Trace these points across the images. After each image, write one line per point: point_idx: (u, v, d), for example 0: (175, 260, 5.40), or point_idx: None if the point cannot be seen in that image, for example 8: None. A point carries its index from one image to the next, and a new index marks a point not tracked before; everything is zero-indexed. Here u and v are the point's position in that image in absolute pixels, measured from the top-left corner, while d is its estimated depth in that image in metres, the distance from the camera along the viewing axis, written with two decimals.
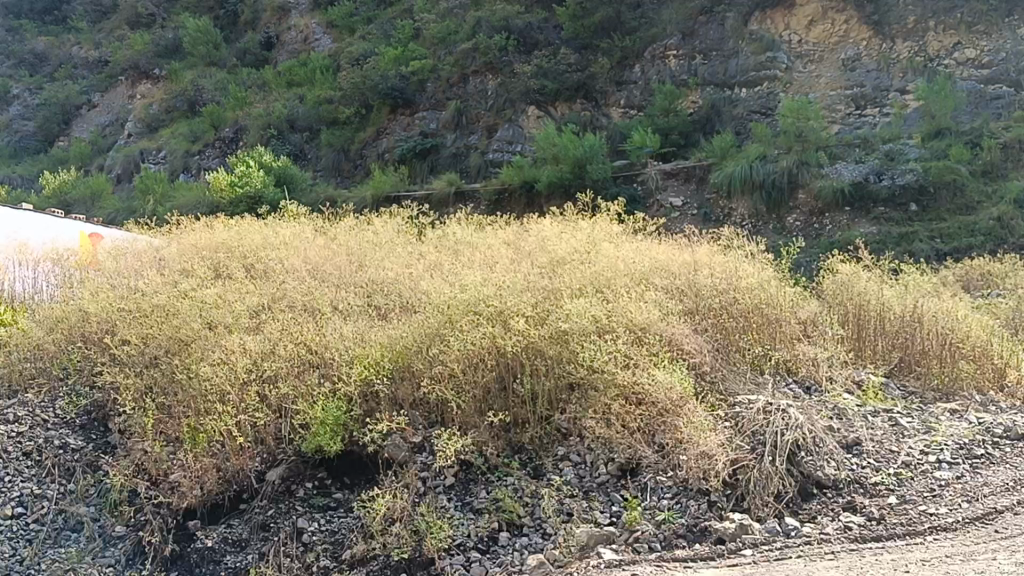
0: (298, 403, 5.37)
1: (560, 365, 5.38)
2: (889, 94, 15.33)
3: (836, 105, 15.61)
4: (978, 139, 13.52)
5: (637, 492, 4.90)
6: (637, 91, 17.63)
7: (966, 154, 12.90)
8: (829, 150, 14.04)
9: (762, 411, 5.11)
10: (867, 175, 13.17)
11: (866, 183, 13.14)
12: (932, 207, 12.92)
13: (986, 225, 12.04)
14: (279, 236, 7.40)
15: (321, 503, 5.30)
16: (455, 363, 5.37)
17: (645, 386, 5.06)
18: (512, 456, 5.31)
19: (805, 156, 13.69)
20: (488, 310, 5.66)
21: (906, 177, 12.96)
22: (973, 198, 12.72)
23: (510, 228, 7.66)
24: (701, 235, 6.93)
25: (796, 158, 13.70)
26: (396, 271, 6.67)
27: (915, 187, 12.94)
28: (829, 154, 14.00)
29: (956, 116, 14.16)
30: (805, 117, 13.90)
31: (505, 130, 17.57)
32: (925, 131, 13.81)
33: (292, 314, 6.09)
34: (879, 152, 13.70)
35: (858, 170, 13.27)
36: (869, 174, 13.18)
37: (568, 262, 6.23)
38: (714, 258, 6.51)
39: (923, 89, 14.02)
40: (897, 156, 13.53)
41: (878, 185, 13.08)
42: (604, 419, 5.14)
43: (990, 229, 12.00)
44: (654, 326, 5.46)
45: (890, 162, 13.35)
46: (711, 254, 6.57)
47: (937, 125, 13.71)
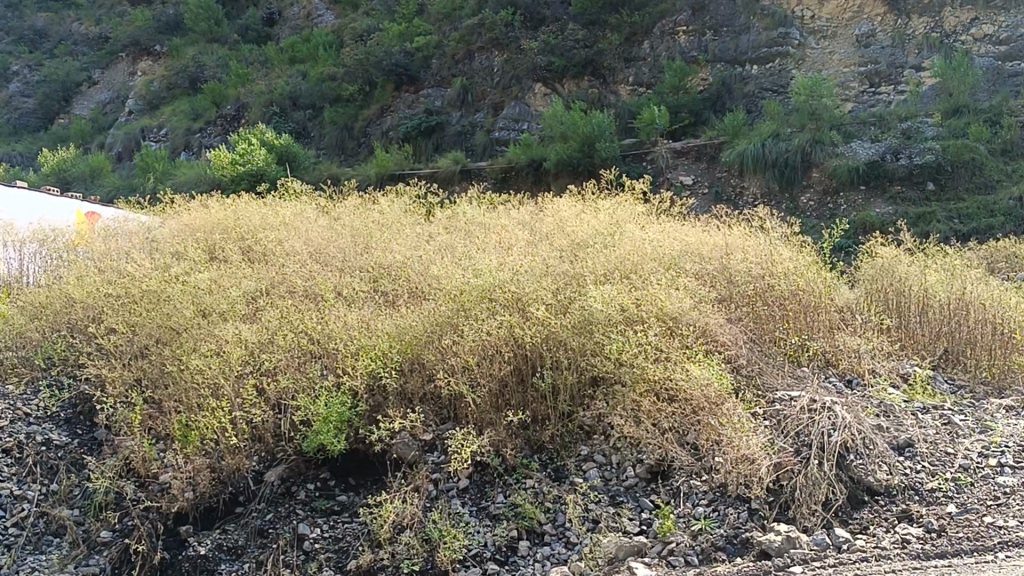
0: (299, 398, 4.96)
1: (583, 357, 4.95)
2: (903, 71, 14.80)
3: (852, 82, 15.10)
4: (998, 117, 13.02)
5: (669, 497, 4.50)
6: (647, 68, 17.05)
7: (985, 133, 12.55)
8: (843, 129, 13.60)
9: (807, 409, 4.67)
10: (884, 154, 12.66)
11: (883, 163, 12.58)
12: (949, 185, 12.30)
13: (1005, 206, 11.54)
14: (279, 216, 6.93)
15: (324, 507, 4.88)
16: (469, 354, 4.94)
17: (679, 381, 4.64)
18: (531, 457, 4.90)
19: (819, 134, 13.20)
20: (504, 297, 5.22)
21: (925, 156, 12.46)
22: (993, 177, 12.19)
23: (525, 208, 7.21)
24: (730, 215, 6.45)
25: (809, 137, 13.19)
26: (404, 254, 6.22)
27: (932, 166, 12.35)
28: (843, 132, 13.55)
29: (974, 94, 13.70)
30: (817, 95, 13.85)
31: (513, 108, 17.09)
32: (943, 109, 13.37)
33: (292, 301, 5.65)
34: (897, 131, 13.24)
35: (874, 150, 12.72)
36: (886, 153, 12.66)
37: (589, 245, 5.77)
38: (747, 241, 6.04)
39: (941, 66, 13.87)
40: (916, 134, 13.06)
41: (896, 164, 12.53)
42: (633, 417, 4.71)
43: (1009, 210, 11.50)
44: (687, 316, 5.01)
45: (908, 140, 12.92)
46: (742, 236, 6.11)
47: (955, 103, 13.31)
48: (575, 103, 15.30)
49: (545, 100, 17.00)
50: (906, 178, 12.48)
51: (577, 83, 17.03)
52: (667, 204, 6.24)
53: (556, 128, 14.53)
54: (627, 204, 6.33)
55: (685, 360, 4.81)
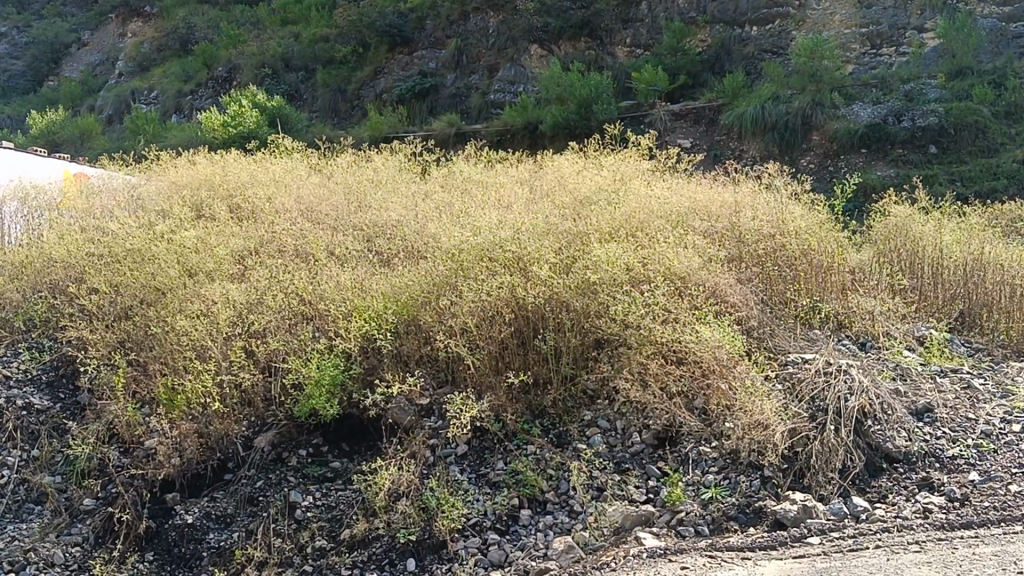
0: (290, 360, 4.75)
1: (588, 319, 4.72)
2: (906, 34, 14.40)
3: (853, 43, 14.77)
4: (1001, 79, 12.74)
5: (677, 464, 4.31)
6: (645, 28, 16.54)
7: (988, 96, 12.30)
8: (844, 92, 13.33)
9: (821, 373, 4.47)
10: (886, 117, 12.39)
11: (885, 125, 12.31)
12: (952, 146, 12.06)
13: (1009, 168, 11.29)
14: (268, 172, 6.64)
15: (316, 474, 4.67)
16: (468, 316, 4.71)
17: (689, 344, 4.39)
18: (533, 422, 4.68)
19: (821, 97, 12.91)
20: (504, 256, 4.97)
21: (928, 118, 12.18)
22: (996, 139, 11.93)
23: (524, 166, 6.96)
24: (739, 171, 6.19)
25: (810, 99, 12.92)
26: (399, 212, 5.97)
27: (935, 128, 12.10)
28: (844, 94, 13.31)
29: (978, 56, 13.42)
30: (819, 56, 13.34)
31: (508, 69, 16.75)
32: (947, 70, 13.10)
33: (282, 261, 5.39)
34: (899, 93, 12.91)
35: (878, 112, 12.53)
36: (889, 116, 12.38)
37: (593, 203, 5.51)
38: (757, 199, 5.74)
39: (945, 26, 13.41)
40: (918, 96, 12.77)
41: (898, 127, 12.24)
42: (639, 381, 4.50)
43: (1013, 172, 11.24)
44: (696, 276, 4.73)
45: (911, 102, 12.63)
46: (752, 191, 5.84)
47: (957, 64, 13.09)
48: (572, 63, 14.99)
49: (542, 61, 16.67)
50: (908, 141, 12.21)
51: (574, 44, 16.66)
52: (672, 161, 5.97)
53: (553, 89, 14.22)
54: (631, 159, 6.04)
55: (694, 321, 4.56)
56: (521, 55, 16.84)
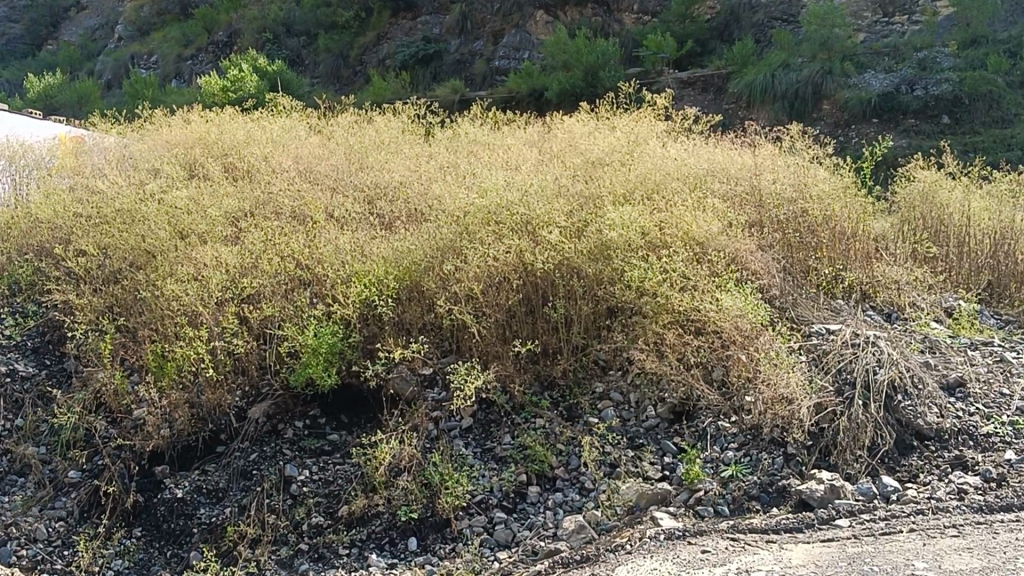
0: (285, 328, 4.50)
1: (600, 286, 4.47)
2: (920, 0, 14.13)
3: (864, 11, 14.39)
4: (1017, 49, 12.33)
5: (695, 440, 4.07)
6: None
7: (1004, 65, 11.88)
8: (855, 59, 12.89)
9: (848, 345, 4.22)
10: (898, 85, 11.93)
11: (898, 94, 11.83)
12: (965, 119, 11.63)
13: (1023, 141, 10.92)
14: (264, 130, 6.34)
15: (313, 447, 4.43)
16: (473, 282, 4.46)
17: (709, 313, 4.14)
18: (541, 395, 4.44)
19: (831, 65, 12.49)
20: (512, 220, 4.71)
21: (941, 87, 11.76)
22: (1010, 111, 11.55)
23: (532, 128, 6.66)
24: (759, 133, 5.89)
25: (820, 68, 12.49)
26: (402, 174, 5.69)
27: (949, 98, 11.65)
28: (855, 62, 12.86)
29: (991, 25, 12.93)
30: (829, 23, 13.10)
31: (513, 36, 16.34)
32: (961, 39, 12.71)
33: (278, 223, 5.12)
34: (911, 60, 12.51)
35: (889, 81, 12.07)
36: (901, 84, 11.94)
37: (606, 165, 5.23)
38: (778, 160, 5.42)
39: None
40: (931, 65, 12.38)
41: (910, 96, 11.77)
42: (655, 350, 4.25)
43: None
44: (716, 241, 4.47)
45: (923, 71, 12.23)
46: (773, 152, 5.52)
47: (974, 33, 12.65)
48: (579, 28, 14.63)
49: (547, 28, 16.31)
50: (920, 110, 11.76)
51: (579, 10, 16.20)
52: (689, 122, 5.66)
53: (559, 56, 13.89)
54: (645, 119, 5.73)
55: (714, 289, 4.30)
56: (526, 22, 16.48)
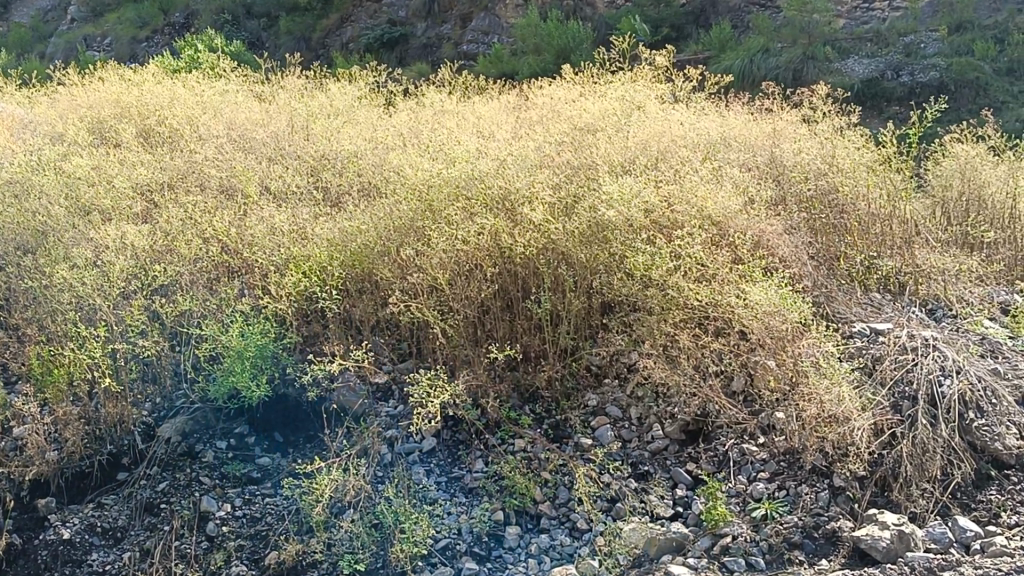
0: (205, 328, 3.64)
1: (595, 274, 3.63)
2: None
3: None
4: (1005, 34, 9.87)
5: (714, 468, 3.28)
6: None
7: (993, 50, 9.47)
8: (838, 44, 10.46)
9: (903, 348, 3.39)
10: (882, 70, 9.70)
11: (881, 80, 9.62)
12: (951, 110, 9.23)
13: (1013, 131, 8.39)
14: (192, 90, 5.35)
15: (238, 474, 3.57)
16: (438, 270, 3.61)
17: (733, 309, 3.30)
18: (522, 410, 3.61)
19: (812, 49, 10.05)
20: (485, 195, 3.87)
21: (929, 73, 9.45)
22: (998, 97, 9.03)
23: (508, 96, 5.74)
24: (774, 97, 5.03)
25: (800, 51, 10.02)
26: (353, 142, 4.78)
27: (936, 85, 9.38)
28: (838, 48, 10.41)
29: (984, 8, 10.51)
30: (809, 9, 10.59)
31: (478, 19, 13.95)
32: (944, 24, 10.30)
33: (202, 196, 4.20)
34: (896, 46, 10.16)
35: (873, 66, 9.79)
36: (885, 69, 9.71)
37: (597, 130, 4.34)
38: (801, 128, 4.56)
39: None
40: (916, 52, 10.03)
41: (895, 82, 9.55)
42: (663, 355, 3.45)
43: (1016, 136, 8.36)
44: (737, 222, 3.62)
45: (909, 57, 9.92)
46: (790, 118, 4.64)
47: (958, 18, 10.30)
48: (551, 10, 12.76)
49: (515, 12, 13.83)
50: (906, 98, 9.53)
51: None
52: (694, 86, 4.75)
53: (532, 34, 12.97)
54: (641, 78, 4.82)
55: (738, 278, 3.45)
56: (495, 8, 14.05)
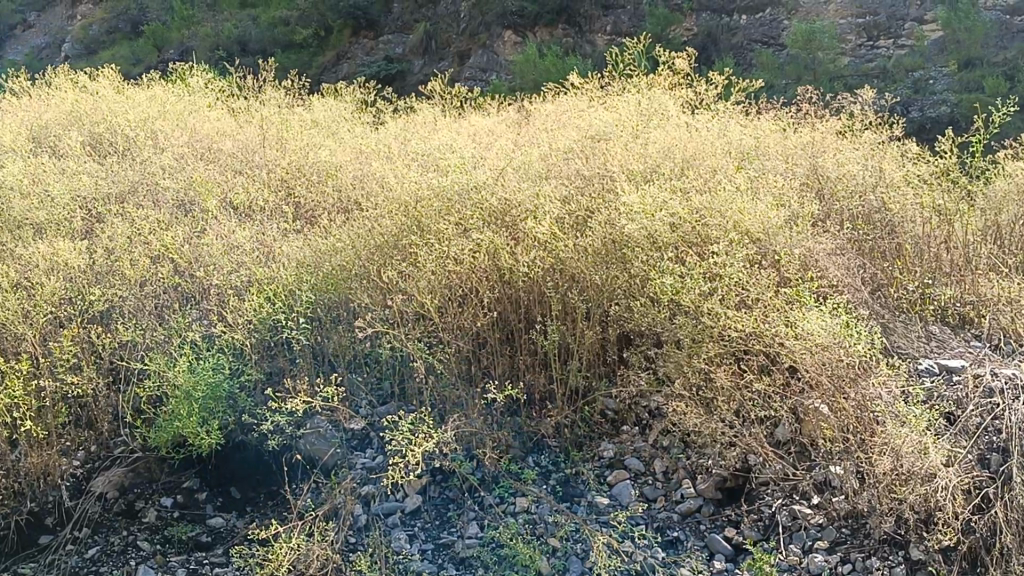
0: (149, 363, 3.06)
1: (611, 300, 3.06)
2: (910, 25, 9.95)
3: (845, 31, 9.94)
4: (1017, 70, 8.46)
5: (760, 535, 2.70)
6: (627, 15, 10.80)
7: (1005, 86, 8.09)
8: (844, 81, 9.22)
9: (988, 391, 2.77)
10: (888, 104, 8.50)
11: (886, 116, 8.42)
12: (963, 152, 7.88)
13: None
14: (155, 98, 4.78)
15: (183, 539, 2.97)
16: (425, 295, 3.04)
17: (779, 341, 2.72)
18: (524, 462, 3.03)
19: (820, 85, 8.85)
20: (482, 209, 3.31)
21: (938, 109, 8.22)
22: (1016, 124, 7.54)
23: (508, 111, 5.14)
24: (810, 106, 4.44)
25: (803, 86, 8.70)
26: (334, 156, 4.21)
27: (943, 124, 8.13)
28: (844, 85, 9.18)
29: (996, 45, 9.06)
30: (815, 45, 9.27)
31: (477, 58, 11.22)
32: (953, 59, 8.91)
33: (153, 208, 3.63)
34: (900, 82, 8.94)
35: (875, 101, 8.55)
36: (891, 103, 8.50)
37: (611, 138, 3.76)
38: (844, 139, 3.96)
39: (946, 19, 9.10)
40: (921, 87, 8.78)
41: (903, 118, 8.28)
42: (695, 397, 2.88)
43: None
44: (781, 238, 3.04)
45: (916, 94, 8.70)
46: (832, 126, 4.05)
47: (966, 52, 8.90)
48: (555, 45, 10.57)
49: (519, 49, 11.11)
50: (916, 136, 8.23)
51: (551, 33, 11.00)
52: (719, 92, 4.17)
53: None
54: (660, 84, 4.23)
55: (785, 304, 2.88)
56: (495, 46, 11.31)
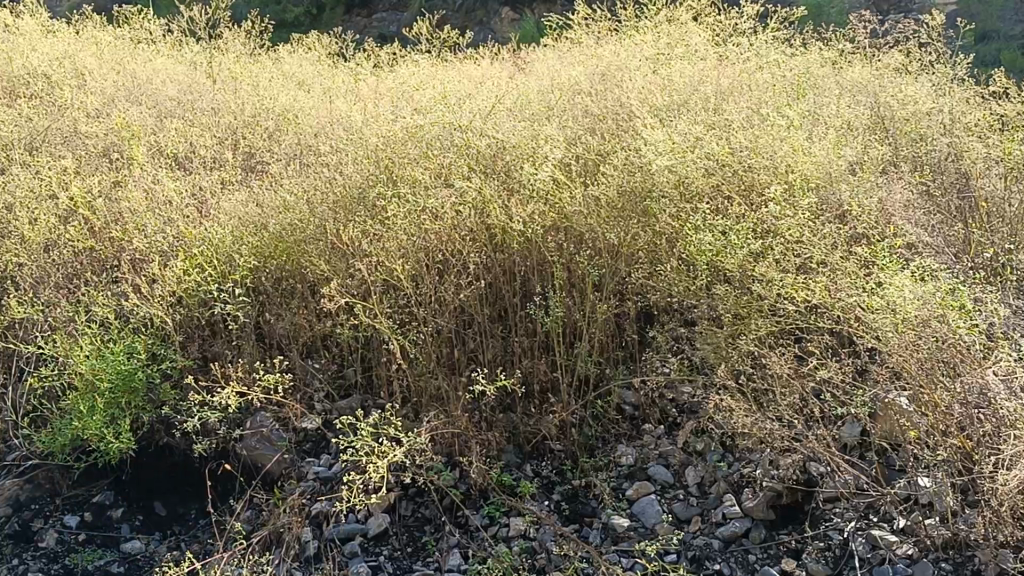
0: (46, 348, 2.40)
1: (631, 266, 2.40)
2: None
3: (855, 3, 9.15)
4: None
5: (830, 569, 2.06)
6: None
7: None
8: None
9: None
10: None
11: None
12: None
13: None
14: (93, 40, 4.10)
15: (88, 568, 2.31)
16: (393, 258, 2.38)
17: (854, 316, 2.05)
18: (521, 472, 2.39)
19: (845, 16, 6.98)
20: (468, 152, 2.64)
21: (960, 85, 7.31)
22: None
23: (501, 55, 4.43)
24: (860, 40, 3.73)
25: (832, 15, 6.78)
26: (295, 102, 3.54)
27: None
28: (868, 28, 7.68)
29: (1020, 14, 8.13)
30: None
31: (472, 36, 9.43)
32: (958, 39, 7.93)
33: (67, 156, 2.96)
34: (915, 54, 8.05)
35: None
36: None
37: (628, 70, 3.08)
38: (907, 71, 3.28)
39: None
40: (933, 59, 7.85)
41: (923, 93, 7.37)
42: (741, 389, 2.23)
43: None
44: (848, 183, 2.37)
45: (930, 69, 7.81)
46: (891, 59, 3.36)
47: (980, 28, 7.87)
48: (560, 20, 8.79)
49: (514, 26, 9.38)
50: None
51: (550, 9, 9.62)
52: (755, 23, 3.48)
53: None
54: (685, 12, 3.53)
55: (860, 267, 2.20)
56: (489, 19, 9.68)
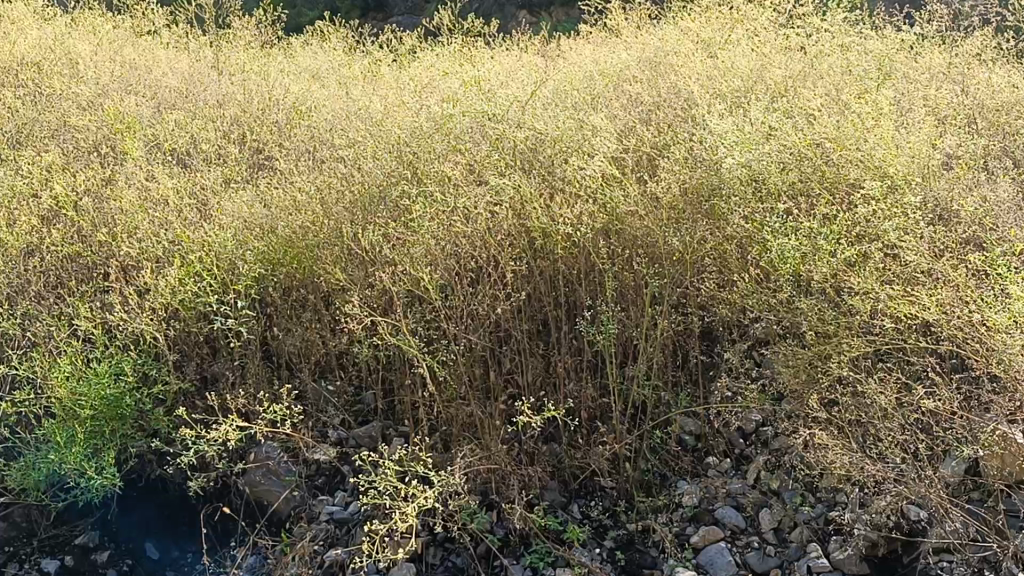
0: (21, 367, 2.10)
1: (694, 275, 2.07)
2: None
3: None
4: None
5: None
6: None
7: None
8: None
9: None
10: None
11: None
12: None
13: None
14: (89, 28, 3.79)
15: None
16: (419, 266, 2.06)
17: (971, 335, 1.72)
18: (568, 514, 2.06)
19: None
20: (504, 144, 2.32)
21: None
22: None
23: (533, 45, 4.08)
24: (933, 25, 3.37)
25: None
26: (309, 94, 3.22)
27: None
28: None
29: None
30: None
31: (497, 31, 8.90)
32: None
33: (54, 150, 2.65)
34: None
35: None
36: None
37: (681, 54, 2.74)
38: (994, 57, 2.92)
39: None
40: None
41: None
42: (829, 419, 1.89)
43: None
44: (950, 179, 2.03)
45: None
46: (974, 43, 3.01)
47: None
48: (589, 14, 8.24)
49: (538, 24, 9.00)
50: None
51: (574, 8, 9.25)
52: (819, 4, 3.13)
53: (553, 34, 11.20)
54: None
55: (971, 277, 1.87)
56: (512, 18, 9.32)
